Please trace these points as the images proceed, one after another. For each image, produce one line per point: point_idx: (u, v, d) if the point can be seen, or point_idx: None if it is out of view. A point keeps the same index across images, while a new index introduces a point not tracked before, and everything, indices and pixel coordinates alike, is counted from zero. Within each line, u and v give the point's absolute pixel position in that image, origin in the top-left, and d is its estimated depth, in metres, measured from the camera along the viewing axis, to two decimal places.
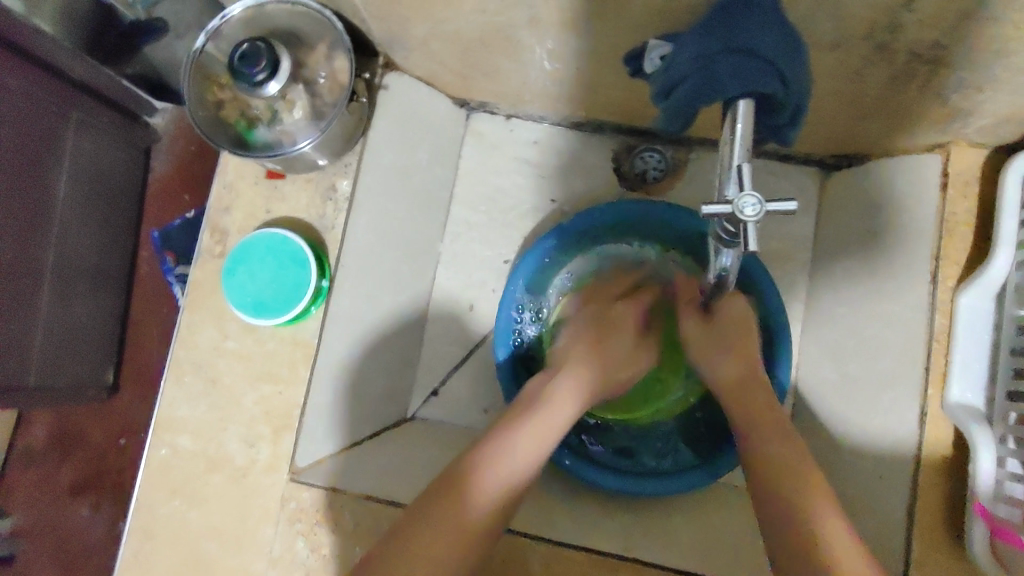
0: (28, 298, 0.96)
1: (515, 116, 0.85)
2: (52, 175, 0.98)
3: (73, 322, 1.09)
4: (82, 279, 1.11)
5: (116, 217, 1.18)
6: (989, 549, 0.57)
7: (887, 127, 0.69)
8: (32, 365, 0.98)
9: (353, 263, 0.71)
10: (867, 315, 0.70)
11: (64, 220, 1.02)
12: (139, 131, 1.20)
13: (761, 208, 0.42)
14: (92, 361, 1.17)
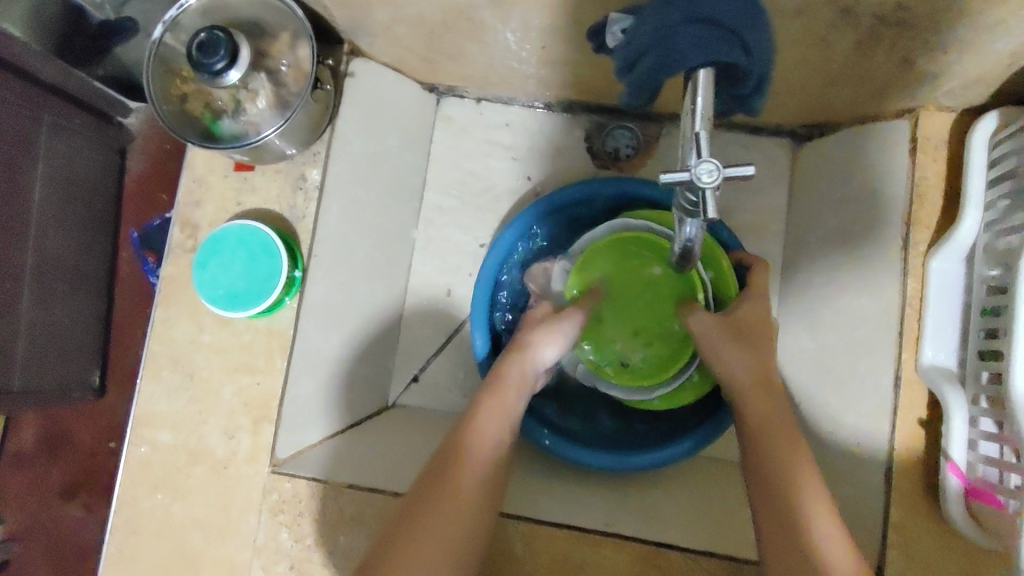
0: (10, 304, 0.95)
1: (486, 99, 0.85)
2: (26, 179, 0.96)
3: (55, 325, 1.08)
4: (63, 282, 1.10)
5: (94, 218, 1.17)
6: (966, 510, 0.58)
7: (855, 94, 0.69)
8: (18, 371, 0.98)
9: (327, 253, 0.70)
10: (840, 283, 0.71)
11: (42, 224, 1.01)
12: (113, 131, 1.19)
13: (718, 174, 0.41)
14: (78, 364, 1.17)
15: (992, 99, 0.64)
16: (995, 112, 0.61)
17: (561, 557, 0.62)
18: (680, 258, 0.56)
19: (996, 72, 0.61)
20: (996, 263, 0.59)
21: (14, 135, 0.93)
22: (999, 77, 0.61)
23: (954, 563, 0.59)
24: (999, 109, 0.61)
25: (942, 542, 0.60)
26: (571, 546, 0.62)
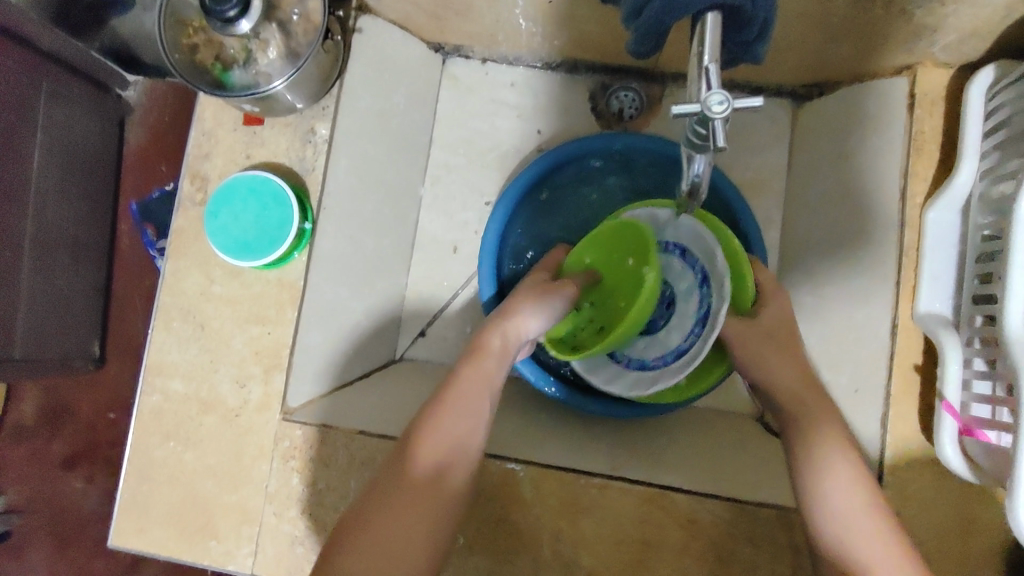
0: (12, 272, 0.96)
1: (491, 60, 0.86)
2: (23, 145, 0.96)
3: (56, 294, 1.09)
4: (63, 251, 1.10)
5: (94, 189, 1.18)
6: (959, 449, 0.60)
7: (855, 50, 0.71)
8: (18, 337, 0.99)
9: (336, 206, 0.71)
10: (840, 237, 0.72)
11: (42, 192, 1.01)
12: (113, 102, 1.19)
13: (727, 104, 0.42)
14: (79, 336, 1.18)
15: (988, 54, 0.66)
16: (991, 66, 0.63)
17: (569, 498, 0.64)
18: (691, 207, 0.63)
19: (991, 24, 0.62)
20: (989, 212, 0.61)
21: (12, 100, 0.93)
22: (995, 29, 0.63)
23: (948, 502, 0.61)
24: (995, 64, 0.63)
25: (937, 485, 0.62)
26: (580, 487, 0.64)
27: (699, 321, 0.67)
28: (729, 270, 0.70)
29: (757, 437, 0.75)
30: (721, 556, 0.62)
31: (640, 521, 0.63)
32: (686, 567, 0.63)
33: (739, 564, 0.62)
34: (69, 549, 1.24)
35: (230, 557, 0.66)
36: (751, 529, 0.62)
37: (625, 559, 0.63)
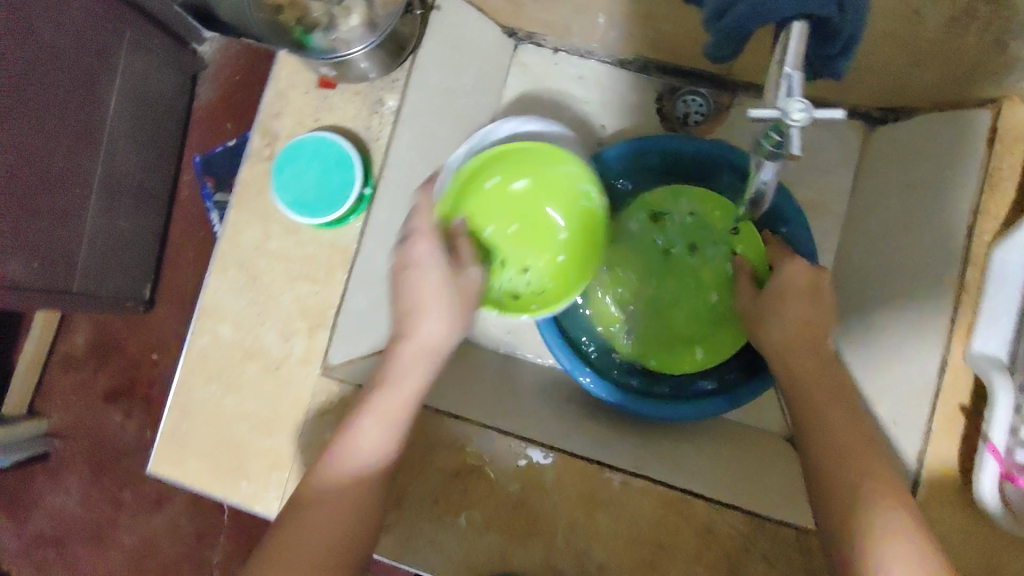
0: (76, 210, 1.00)
1: (563, 50, 0.87)
2: (102, 92, 1.00)
3: (116, 236, 1.13)
4: (127, 196, 1.14)
5: (162, 139, 1.22)
6: (999, 496, 0.58)
7: (938, 77, 0.68)
8: (77, 272, 1.03)
9: (394, 176, 0.73)
10: (900, 267, 0.71)
11: (113, 137, 1.05)
12: (187, 57, 1.24)
13: (808, 113, 0.41)
14: (133, 276, 1.22)
15: None
16: None
17: (589, 493, 0.65)
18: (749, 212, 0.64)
19: None
20: None
21: (96, 46, 0.97)
22: None
23: (975, 547, 0.60)
24: None
25: (968, 531, 0.60)
26: (600, 481, 0.65)
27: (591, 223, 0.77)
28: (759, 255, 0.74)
29: (787, 458, 0.74)
30: (735, 568, 0.62)
31: (657, 522, 0.64)
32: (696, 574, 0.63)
33: None
34: (102, 478, 1.29)
35: (257, 499, 0.68)
36: (771, 547, 0.62)
37: (637, 556, 0.63)
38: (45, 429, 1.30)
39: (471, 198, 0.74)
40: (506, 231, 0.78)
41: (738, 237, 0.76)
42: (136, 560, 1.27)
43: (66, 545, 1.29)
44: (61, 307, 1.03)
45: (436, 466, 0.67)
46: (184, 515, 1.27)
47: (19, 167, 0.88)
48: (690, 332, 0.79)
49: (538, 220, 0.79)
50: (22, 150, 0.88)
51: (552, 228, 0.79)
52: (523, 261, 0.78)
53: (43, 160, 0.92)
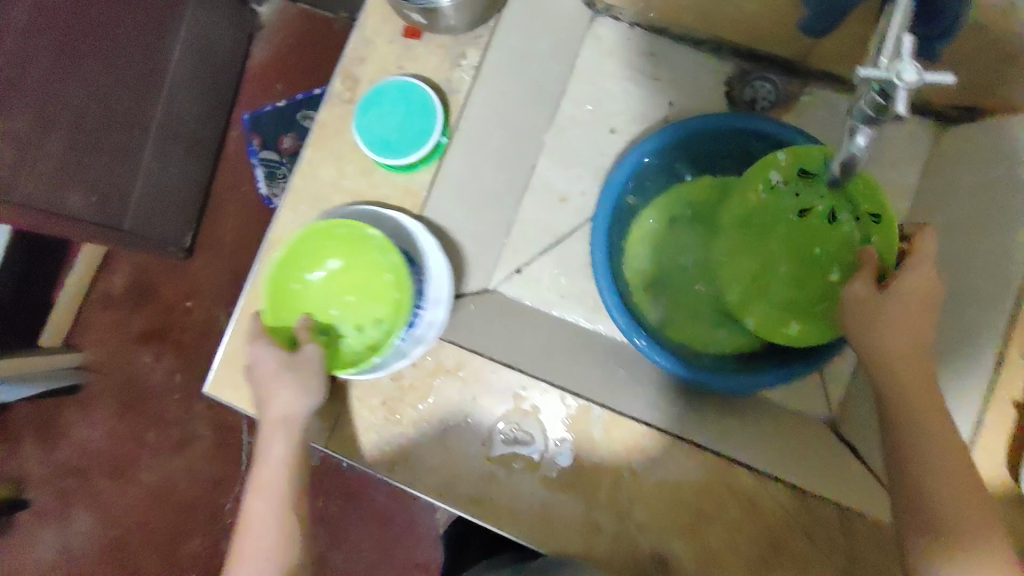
0: (133, 149, 1.02)
1: (639, 26, 0.87)
2: (167, 34, 1.02)
3: (167, 180, 1.15)
4: (182, 142, 1.16)
5: (219, 91, 1.24)
6: None
7: (1021, 77, 0.68)
8: (128, 211, 1.06)
9: (468, 131, 0.76)
10: (963, 266, 0.70)
11: (174, 82, 1.07)
12: (247, 16, 1.27)
13: (919, 75, 0.42)
14: (177, 221, 1.23)
15: None
16: None
17: (636, 448, 0.67)
18: (838, 177, 0.59)
19: None
20: None
21: None
22: None
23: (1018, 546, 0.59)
24: None
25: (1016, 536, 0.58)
26: (648, 441, 0.67)
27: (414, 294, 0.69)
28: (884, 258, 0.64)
29: (832, 443, 0.74)
30: (774, 543, 0.63)
31: (702, 488, 0.65)
32: (737, 547, 0.63)
33: (791, 555, 0.63)
34: (128, 415, 1.30)
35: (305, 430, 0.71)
36: (812, 524, 0.63)
37: (678, 519, 0.65)
38: (79, 362, 1.30)
39: (293, 304, 0.68)
40: (345, 305, 0.69)
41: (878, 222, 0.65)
42: (152, 499, 1.28)
43: (85, 477, 1.30)
44: (114, 243, 1.05)
45: (489, 413, 0.69)
46: (203, 461, 1.28)
47: (85, 101, 0.89)
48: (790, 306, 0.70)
49: (359, 274, 0.68)
50: (91, 82, 0.89)
51: (375, 274, 0.68)
52: (370, 317, 0.69)
53: (107, 94, 0.93)
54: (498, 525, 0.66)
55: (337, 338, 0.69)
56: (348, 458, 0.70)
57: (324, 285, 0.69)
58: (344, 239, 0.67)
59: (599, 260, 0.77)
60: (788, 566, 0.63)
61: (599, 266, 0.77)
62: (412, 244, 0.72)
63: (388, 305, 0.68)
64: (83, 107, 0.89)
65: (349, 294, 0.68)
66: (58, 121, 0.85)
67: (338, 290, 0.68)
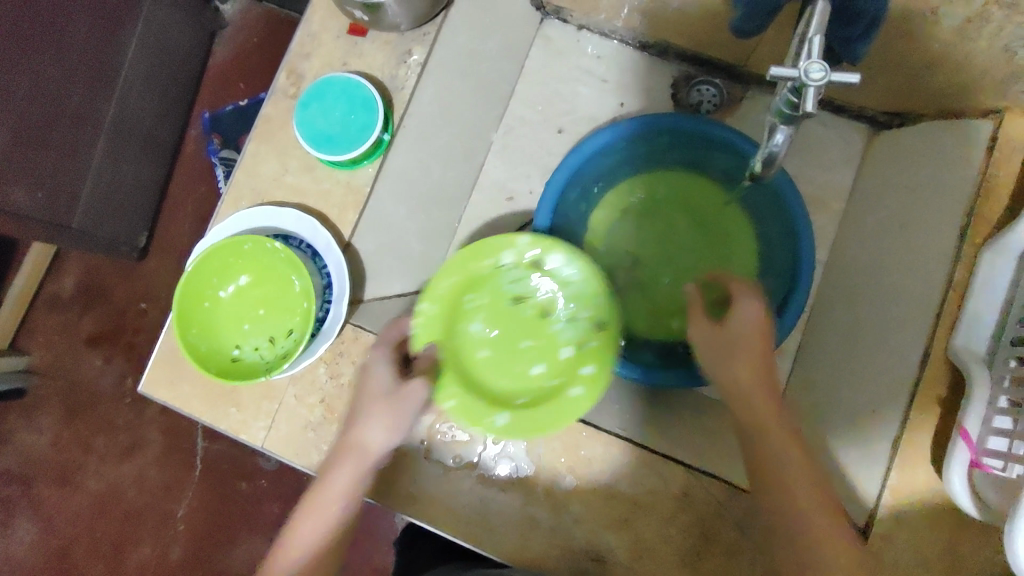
0: (84, 148, 1.00)
1: (588, 29, 0.88)
2: (123, 33, 1.01)
3: (121, 180, 1.13)
4: (136, 141, 1.14)
5: (178, 90, 1.22)
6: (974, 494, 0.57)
7: (948, 82, 0.70)
8: (78, 210, 1.03)
9: (414, 125, 0.79)
10: (892, 266, 0.72)
11: (130, 80, 1.06)
12: (210, 15, 1.25)
13: (825, 75, 0.45)
14: (129, 223, 1.20)
15: None
16: None
17: (572, 444, 0.67)
18: (761, 174, 0.62)
19: None
20: None
21: None
22: None
23: (939, 535, 0.61)
24: None
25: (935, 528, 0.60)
26: (584, 437, 0.67)
27: (322, 290, 0.71)
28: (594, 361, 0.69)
29: None
30: (707, 534, 0.64)
31: (635, 481, 0.66)
32: (668, 535, 0.64)
33: (722, 544, 0.64)
34: (75, 419, 1.26)
35: (245, 427, 0.71)
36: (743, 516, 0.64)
37: (612, 515, 0.65)
38: (25, 365, 1.27)
39: (205, 322, 0.68)
40: (255, 319, 0.69)
41: (602, 334, 0.71)
42: (100, 505, 1.25)
43: (31, 483, 1.26)
44: (62, 243, 1.02)
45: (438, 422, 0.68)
46: (154, 467, 1.24)
47: (29, 98, 0.87)
48: (502, 395, 0.71)
49: (268, 286, 0.70)
50: (37, 79, 0.88)
51: (285, 284, 0.69)
52: (280, 330, 0.69)
53: (56, 90, 0.91)
54: (436, 524, 0.66)
55: (250, 352, 0.68)
56: (285, 457, 0.70)
57: (235, 303, 0.70)
58: (251, 255, 0.69)
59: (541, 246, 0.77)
60: (719, 556, 0.64)
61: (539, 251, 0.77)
62: (311, 241, 0.72)
63: (298, 313, 0.68)
64: (26, 102, 0.87)
65: (260, 307, 0.70)
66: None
67: (250, 305, 0.70)
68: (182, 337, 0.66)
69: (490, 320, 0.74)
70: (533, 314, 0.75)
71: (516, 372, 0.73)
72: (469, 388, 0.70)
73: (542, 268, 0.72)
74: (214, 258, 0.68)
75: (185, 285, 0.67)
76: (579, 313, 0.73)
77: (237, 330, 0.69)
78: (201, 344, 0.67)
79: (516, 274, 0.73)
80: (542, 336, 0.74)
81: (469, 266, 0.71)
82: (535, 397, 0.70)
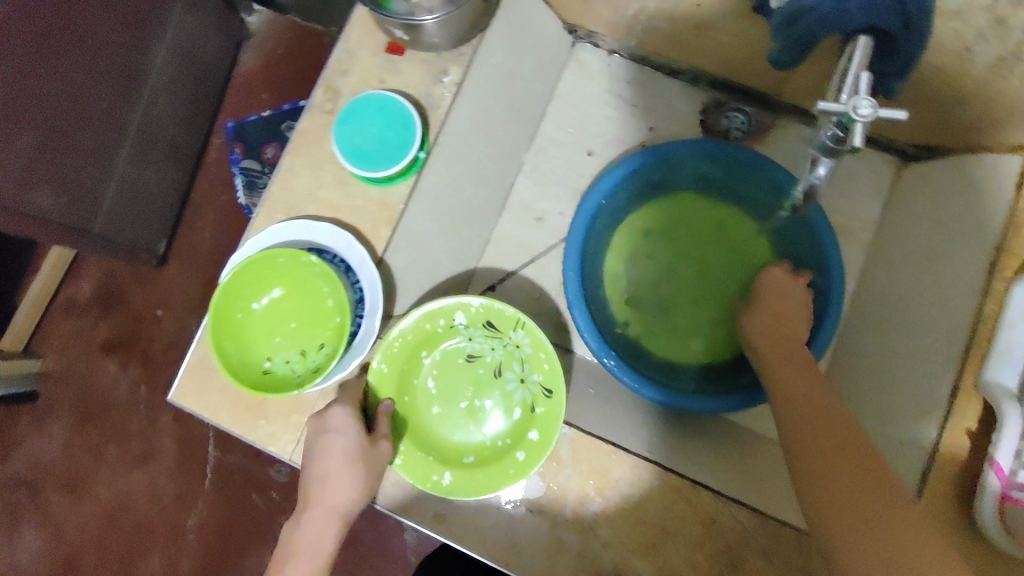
0: (109, 153, 1.01)
1: (619, 53, 0.90)
2: (151, 41, 1.02)
3: (142, 186, 1.14)
4: (159, 148, 1.15)
5: (201, 100, 1.24)
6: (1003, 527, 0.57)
7: (979, 116, 0.70)
8: (100, 215, 1.04)
9: (447, 144, 0.76)
10: (921, 298, 0.72)
11: (155, 87, 1.07)
12: (235, 25, 1.27)
13: (873, 110, 0.46)
14: (150, 230, 1.21)
15: None
16: None
17: (599, 467, 0.67)
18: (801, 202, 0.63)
19: None
20: None
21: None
22: None
23: None
24: None
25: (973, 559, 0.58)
26: (612, 460, 0.67)
27: (354, 304, 0.71)
28: (538, 426, 0.68)
29: None
30: (734, 561, 0.64)
31: (663, 508, 0.65)
32: (696, 563, 0.64)
33: (748, 573, 0.63)
34: (88, 424, 1.27)
35: (273, 440, 0.71)
36: (771, 544, 0.64)
37: (639, 539, 0.65)
38: (39, 368, 1.27)
39: (237, 335, 0.69)
40: (286, 332, 0.70)
41: (547, 399, 0.68)
42: (108, 511, 1.25)
43: (41, 487, 1.26)
44: (83, 246, 1.03)
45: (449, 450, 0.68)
46: (164, 474, 1.24)
47: (60, 106, 0.88)
48: (449, 451, 0.70)
49: (300, 300, 0.70)
50: (67, 87, 0.89)
51: (317, 298, 0.70)
52: (312, 343, 0.70)
53: (83, 95, 0.92)
54: (463, 543, 0.66)
55: (280, 366, 0.69)
56: None
57: (267, 316, 0.70)
58: (285, 269, 0.69)
59: (572, 268, 0.78)
60: None
61: (570, 273, 0.78)
62: (344, 255, 0.72)
63: (332, 327, 0.69)
64: (56, 110, 0.88)
65: (292, 320, 0.70)
66: (30, 125, 0.85)
67: (282, 318, 0.70)
68: (215, 349, 0.66)
69: (445, 377, 0.73)
70: (484, 373, 0.73)
71: (466, 427, 0.71)
72: (417, 445, 0.69)
73: (492, 330, 0.71)
74: (248, 271, 0.68)
75: (219, 297, 0.67)
76: (529, 376, 0.71)
77: (268, 342, 0.69)
78: (233, 357, 0.67)
79: (473, 333, 0.73)
80: (492, 395, 0.72)
81: (423, 324, 0.71)
82: (486, 457, 0.69)
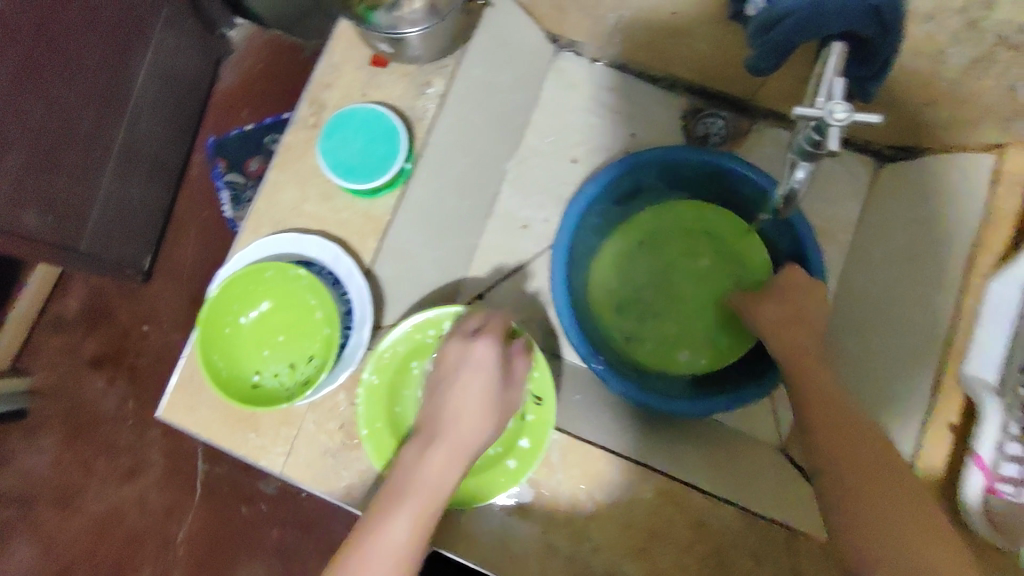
0: (93, 171, 1.01)
1: (600, 62, 0.91)
2: (135, 58, 1.02)
3: (127, 203, 1.14)
4: (143, 165, 1.15)
5: (183, 116, 1.24)
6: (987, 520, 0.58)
7: (952, 117, 0.72)
8: (85, 233, 1.04)
9: (433, 156, 0.76)
10: (901, 296, 0.74)
11: (138, 104, 1.07)
12: (216, 42, 1.27)
13: (848, 115, 0.47)
14: (136, 246, 1.21)
15: None
16: None
17: (591, 471, 0.68)
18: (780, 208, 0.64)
19: None
20: None
21: (136, 16, 1.00)
22: None
23: None
24: None
25: None
26: (602, 464, 0.68)
27: (343, 316, 0.72)
28: (528, 434, 0.68)
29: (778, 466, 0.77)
30: (722, 562, 0.65)
31: (652, 510, 0.66)
32: (686, 565, 0.65)
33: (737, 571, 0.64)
34: (76, 441, 1.26)
35: (263, 453, 0.71)
36: (760, 545, 0.64)
37: (630, 543, 0.66)
38: (26, 386, 1.26)
39: (226, 348, 0.69)
40: (276, 346, 0.70)
41: (537, 406, 0.69)
42: (99, 528, 1.24)
43: (29, 505, 1.24)
44: (69, 265, 1.02)
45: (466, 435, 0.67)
46: (154, 490, 1.23)
47: (45, 122, 0.88)
48: None
49: (288, 313, 0.71)
50: (51, 104, 0.89)
51: (305, 310, 0.70)
52: (302, 355, 0.70)
53: (68, 114, 0.92)
54: (455, 551, 0.67)
55: (270, 379, 0.69)
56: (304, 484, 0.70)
57: (257, 329, 0.70)
58: (272, 283, 0.70)
59: (558, 281, 0.79)
60: None
61: (557, 285, 0.78)
62: (331, 268, 0.73)
63: (320, 339, 0.70)
64: (41, 127, 0.88)
65: (281, 333, 0.70)
66: (14, 142, 0.84)
67: (271, 331, 0.70)
68: (205, 364, 0.67)
69: None
70: None
71: None
72: None
73: None
74: (235, 286, 0.69)
75: (207, 312, 0.67)
76: None
77: (258, 356, 0.70)
78: (223, 372, 0.68)
79: None
80: None
81: (412, 335, 0.71)
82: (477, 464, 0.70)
